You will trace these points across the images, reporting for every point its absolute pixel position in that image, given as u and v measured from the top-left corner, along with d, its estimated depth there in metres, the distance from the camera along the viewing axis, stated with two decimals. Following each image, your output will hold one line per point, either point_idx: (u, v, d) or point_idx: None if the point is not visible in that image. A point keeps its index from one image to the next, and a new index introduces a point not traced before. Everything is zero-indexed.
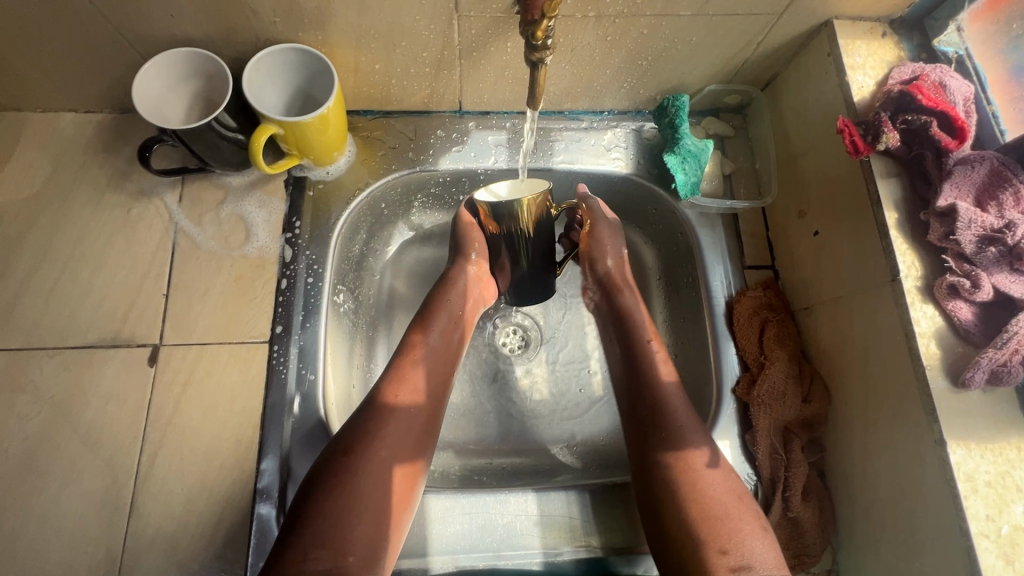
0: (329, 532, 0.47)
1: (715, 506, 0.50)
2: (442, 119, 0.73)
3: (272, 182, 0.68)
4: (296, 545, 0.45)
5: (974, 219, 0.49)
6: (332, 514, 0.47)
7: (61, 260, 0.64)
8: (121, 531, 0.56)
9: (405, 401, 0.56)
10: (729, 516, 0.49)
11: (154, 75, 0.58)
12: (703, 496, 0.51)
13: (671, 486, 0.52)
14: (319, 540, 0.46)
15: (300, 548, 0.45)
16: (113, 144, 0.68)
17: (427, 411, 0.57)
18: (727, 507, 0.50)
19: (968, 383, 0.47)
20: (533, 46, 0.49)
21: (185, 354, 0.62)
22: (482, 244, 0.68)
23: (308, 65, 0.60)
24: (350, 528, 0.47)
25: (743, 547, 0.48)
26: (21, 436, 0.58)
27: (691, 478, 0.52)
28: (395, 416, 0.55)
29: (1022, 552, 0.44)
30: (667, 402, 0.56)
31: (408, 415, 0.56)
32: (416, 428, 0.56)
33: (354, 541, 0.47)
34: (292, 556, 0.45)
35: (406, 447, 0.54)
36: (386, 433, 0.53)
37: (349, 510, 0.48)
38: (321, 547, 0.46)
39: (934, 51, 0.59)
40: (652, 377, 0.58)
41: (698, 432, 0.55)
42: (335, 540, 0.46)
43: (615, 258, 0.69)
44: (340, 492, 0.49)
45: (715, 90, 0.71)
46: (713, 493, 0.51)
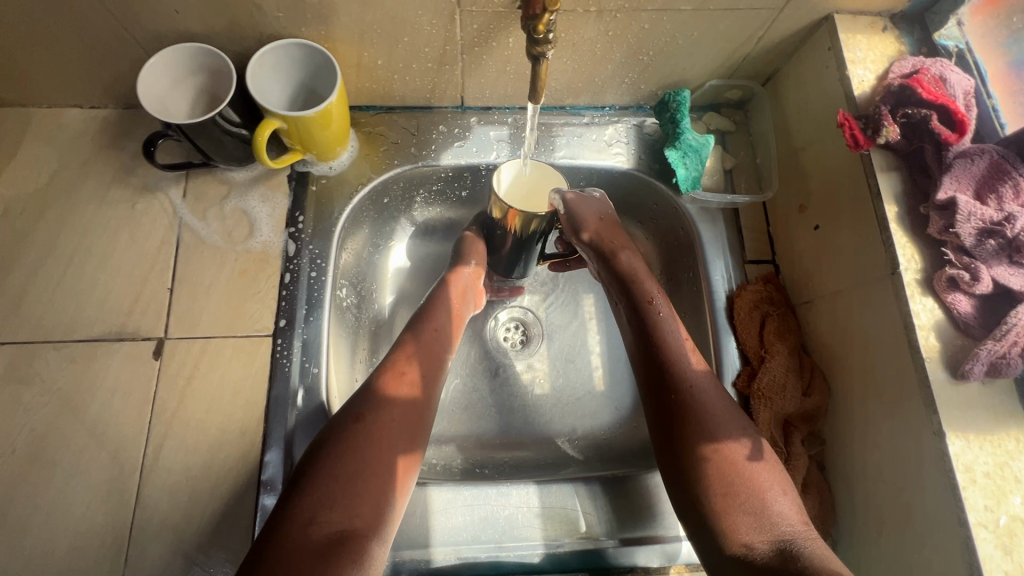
0: (336, 495, 0.48)
1: (755, 494, 0.50)
2: (444, 115, 0.74)
3: (275, 177, 0.69)
4: (303, 508, 0.47)
5: (974, 212, 0.50)
6: (339, 479, 0.49)
7: (66, 255, 0.65)
8: (127, 522, 0.56)
9: (408, 376, 0.58)
10: (765, 502, 0.49)
11: (158, 71, 0.58)
12: (742, 485, 0.50)
13: (707, 476, 0.51)
14: (326, 504, 0.47)
15: (307, 511, 0.47)
16: (117, 139, 0.69)
17: (427, 399, 0.58)
18: (764, 492, 0.50)
19: (967, 375, 0.48)
20: (534, 39, 0.49)
21: (190, 347, 0.62)
22: (482, 251, 0.72)
23: (310, 60, 0.61)
24: (355, 491, 0.49)
25: (784, 531, 0.48)
26: (28, 428, 0.58)
27: (728, 469, 0.51)
28: (397, 408, 0.55)
29: (1019, 542, 0.44)
30: (696, 393, 0.55)
31: (410, 390, 0.57)
32: (414, 411, 0.56)
33: (359, 506, 0.49)
34: (301, 518, 0.46)
35: (406, 429, 0.55)
36: (390, 418, 0.54)
37: (354, 476, 0.49)
38: (328, 510, 0.47)
39: (934, 45, 0.59)
40: (677, 368, 0.56)
41: (735, 425, 0.54)
42: (341, 504, 0.48)
43: (601, 219, 0.66)
44: (343, 457, 0.50)
45: (716, 85, 0.71)
46: (750, 481, 0.50)
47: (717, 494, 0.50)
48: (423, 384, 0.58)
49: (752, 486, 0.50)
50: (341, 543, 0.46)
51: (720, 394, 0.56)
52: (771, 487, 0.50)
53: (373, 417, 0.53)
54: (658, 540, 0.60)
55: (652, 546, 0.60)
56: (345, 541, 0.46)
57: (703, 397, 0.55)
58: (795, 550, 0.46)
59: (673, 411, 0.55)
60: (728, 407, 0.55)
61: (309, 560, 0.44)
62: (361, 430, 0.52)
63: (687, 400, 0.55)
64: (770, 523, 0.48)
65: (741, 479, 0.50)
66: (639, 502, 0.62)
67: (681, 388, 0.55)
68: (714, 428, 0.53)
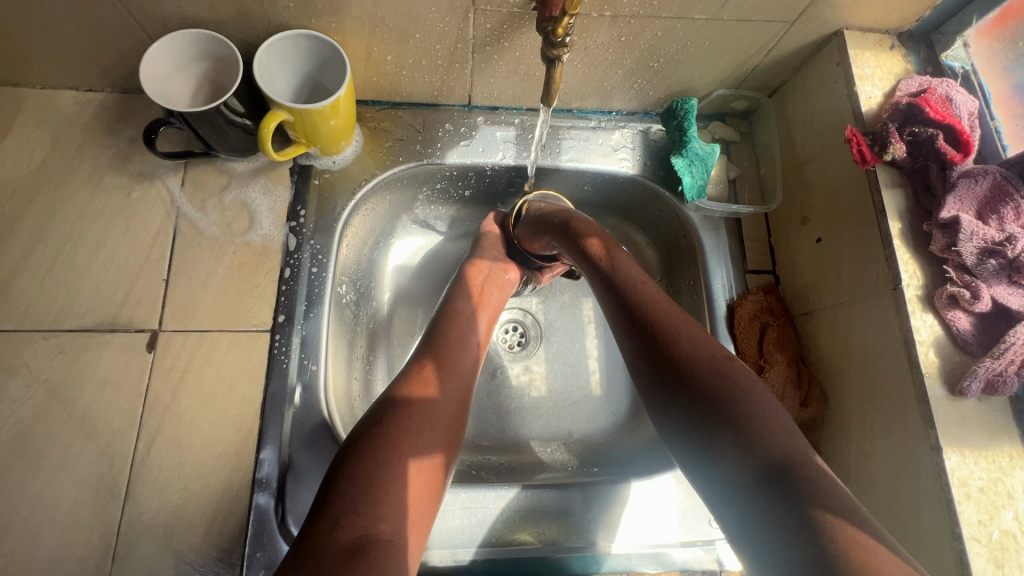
0: (359, 499, 0.44)
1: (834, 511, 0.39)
2: (451, 113, 0.73)
3: (276, 169, 0.68)
4: (331, 513, 0.43)
5: (976, 231, 0.50)
6: (363, 480, 0.45)
7: (58, 241, 0.63)
8: (116, 518, 0.55)
9: (438, 393, 0.55)
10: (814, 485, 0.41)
11: (161, 57, 0.56)
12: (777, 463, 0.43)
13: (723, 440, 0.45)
14: (350, 508, 0.44)
15: (332, 517, 0.43)
16: (113, 124, 0.67)
17: (450, 378, 0.56)
18: (775, 426, 0.44)
19: (965, 392, 0.48)
20: (552, 42, 0.49)
21: (185, 340, 0.61)
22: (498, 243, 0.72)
23: (319, 52, 0.60)
24: (380, 494, 0.45)
25: (809, 471, 0.41)
26: (14, 419, 0.57)
27: (725, 412, 0.46)
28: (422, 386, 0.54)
29: (1011, 556, 0.45)
30: (676, 336, 0.52)
31: (444, 398, 0.55)
32: (447, 391, 0.55)
33: (387, 507, 0.45)
34: (326, 522, 0.43)
35: (443, 415, 0.53)
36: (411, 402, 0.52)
37: (378, 476, 0.46)
38: (354, 515, 0.43)
39: (940, 65, 0.60)
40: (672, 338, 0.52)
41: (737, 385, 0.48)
42: (367, 507, 0.44)
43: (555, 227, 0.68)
44: (365, 459, 0.47)
45: (723, 95, 0.71)
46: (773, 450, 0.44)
47: (715, 438, 0.46)
48: (456, 393, 0.56)
49: (747, 417, 0.45)
50: (365, 547, 0.41)
51: (704, 335, 0.52)
52: (773, 414, 0.45)
53: (402, 418, 0.51)
54: (654, 546, 0.61)
55: (647, 550, 0.61)
56: (371, 544, 0.42)
57: (685, 340, 0.51)
58: (800, 486, 0.40)
59: (658, 363, 0.51)
60: (712, 348, 0.50)
61: (335, 567, 0.40)
62: (378, 430, 0.49)
63: (669, 350, 0.51)
64: (770, 442, 0.43)
65: (733, 415, 0.45)
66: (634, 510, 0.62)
67: (662, 337, 0.52)
68: (698, 371, 0.49)
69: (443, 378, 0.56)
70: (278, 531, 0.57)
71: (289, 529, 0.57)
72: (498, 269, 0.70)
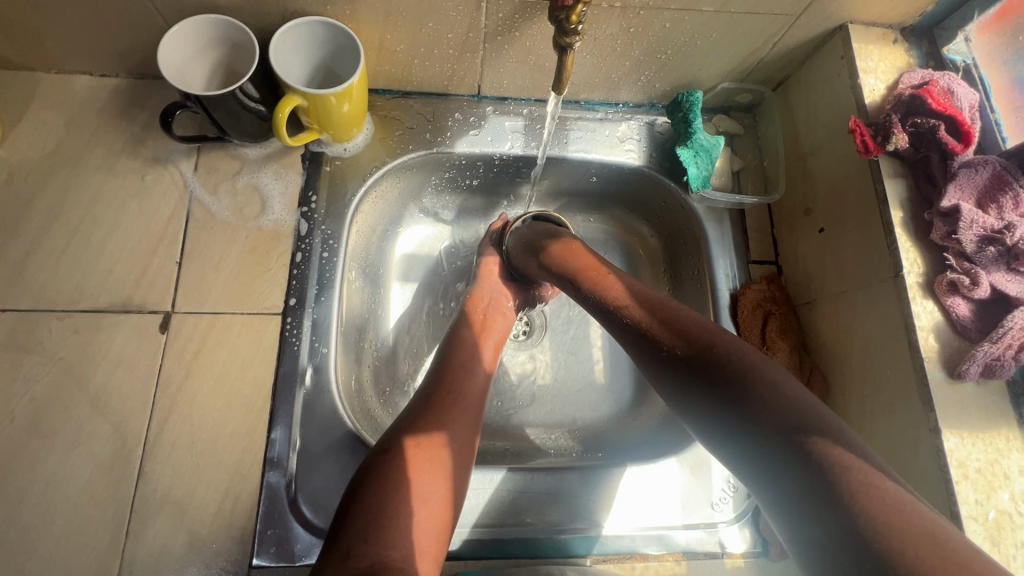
0: (370, 526, 0.44)
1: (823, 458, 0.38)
2: (460, 103, 0.74)
3: (289, 155, 0.69)
4: (341, 544, 0.43)
5: (976, 219, 0.51)
6: (372, 510, 0.46)
7: (72, 223, 0.63)
8: (129, 495, 0.56)
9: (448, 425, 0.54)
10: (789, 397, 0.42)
11: (178, 41, 0.57)
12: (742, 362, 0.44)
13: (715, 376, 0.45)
14: (362, 536, 0.44)
15: (341, 548, 0.43)
16: (127, 109, 0.68)
17: (459, 402, 0.56)
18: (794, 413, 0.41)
19: (964, 375, 0.50)
20: (564, 30, 0.51)
21: (197, 322, 0.62)
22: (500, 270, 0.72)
23: (333, 39, 0.60)
24: (389, 521, 0.45)
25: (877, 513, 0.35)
26: (29, 396, 0.57)
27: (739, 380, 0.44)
28: (430, 413, 0.54)
29: (1007, 534, 0.47)
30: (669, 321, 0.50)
31: (455, 426, 0.54)
32: (462, 417, 0.56)
33: (396, 538, 0.44)
34: (340, 552, 0.43)
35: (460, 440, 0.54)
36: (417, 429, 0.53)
37: (386, 504, 0.46)
38: (366, 542, 0.43)
39: (942, 59, 0.62)
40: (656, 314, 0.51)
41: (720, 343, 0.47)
42: (377, 535, 0.44)
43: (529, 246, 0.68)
44: (375, 485, 0.47)
45: (727, 88, 0.73)
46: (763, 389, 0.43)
47: (732, 429, 0.43)
48: (466, 424, 0.55)
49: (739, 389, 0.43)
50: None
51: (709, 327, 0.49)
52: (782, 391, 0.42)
53: (408, 450, 0.50)
54: (657, 529, 0.62)
55: (650, 533, 0.62)
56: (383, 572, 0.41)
57: (683, 326, 0.49)
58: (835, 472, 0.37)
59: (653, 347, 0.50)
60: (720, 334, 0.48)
61: None
62: (389, 458, 0.50)
63: (679, 340, 0.48)
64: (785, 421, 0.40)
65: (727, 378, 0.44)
66: (634, 493, 0.63)
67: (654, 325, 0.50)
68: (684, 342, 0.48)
69: (452, 408, 0.55)
70: (288, 508, 0.58)
71: (299, 507, 0.58)
72: (498, 296, 0.70)
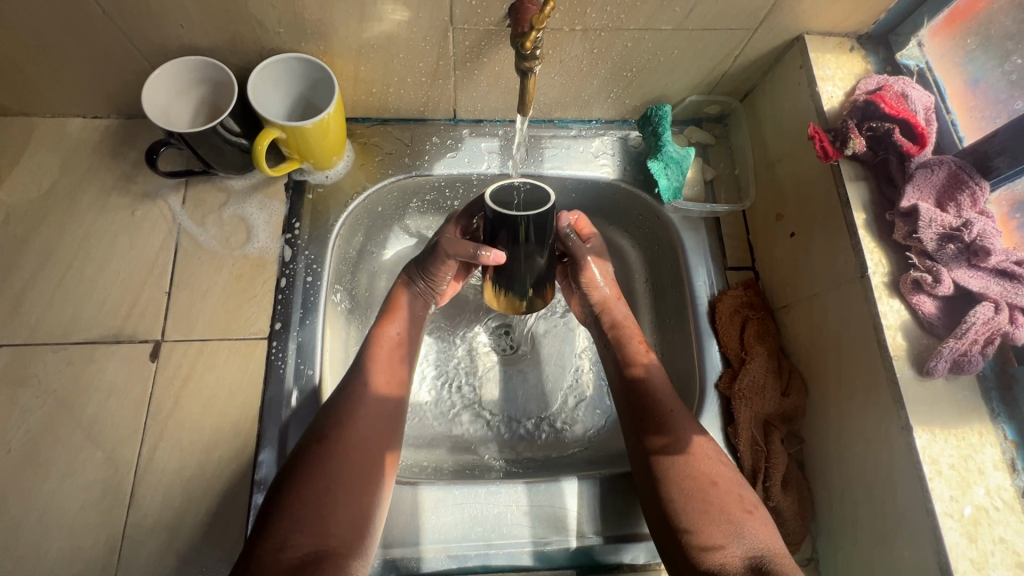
0: (307, 518, 0.51)
1: (715, 505, 0.53)
2: (437, 127, 0.76)
3: (273, 185, 0.71)
4: (277, 533, 0.49)
5: (934, 218, 0.53)
6: (304, 497, 0.52)
7: (66, 259, 0.66)
8: (121, 521, 0.57)
9: (362, 414, 0.58)
10: (724, 521, 0.53)
11: (162, 82, 0.60)
12: (687, 467, 0.56)
13: (673, 448, 0.57)
14: (297, 525, 0.50)
15: (279, 536, 0.49)
16: (119, 148, 0.71)
17: (381, 404, 0.60)
18: (729, 493, 0.54)
19: (932, 371, 0.50)
20: (522, 56, 0.54)
21: (186, 350, 0.64)
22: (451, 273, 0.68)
23: (309, 73, 0.63)
24: (327, 511, 0.52)
25: (756, 548, 0.51)
26: (24, 428, 0.59)
27: (691, 434, 0.58)
28: (355, 405, 0.58)
29: (983, 530, 0.47)
30: (651, 394, 0.61)
31: (371, 422, 0.58)
32: (386, 414, 0.60)
33: (332, 536, 0.51)
34: (273, 543, 0.48)
35: (382, 433, 0.58)
36: (340, 419, 0.57)
37: (323, 495, 0.52)
38: (302, 533, 0.50)
39: (897, 64, 0.64)
40: (645, 383, 0.62)
41: (693, 423, 0.59)
42: (314, 525, 0.50)
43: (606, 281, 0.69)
44: (308, 478, 0.53)
45: (696, 101, 0.75)
46: (698, 471, 0.56)
47: (666, 471, 0.56)
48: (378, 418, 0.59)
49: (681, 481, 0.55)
50: (314, 562, 0.48)
51: (687, 412, 0.60)
52: (708, 478, 0.55)
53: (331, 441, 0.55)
54: (644, 539, 0.62)
55: (637, 540, 0.62)
56: (319, 559, 0.49)
57: (658, 398, 0.60)
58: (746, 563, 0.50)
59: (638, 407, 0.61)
60: (682, 413, 0.60)
61: None
62: (319, 449, 0.55)
63: (647, 408, 0.60)
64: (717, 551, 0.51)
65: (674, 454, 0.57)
66: (618, 503, 0.64)
67: (643, 393, 0.61)
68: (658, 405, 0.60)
69: (364, 402, 0.59)
70: None
71: None
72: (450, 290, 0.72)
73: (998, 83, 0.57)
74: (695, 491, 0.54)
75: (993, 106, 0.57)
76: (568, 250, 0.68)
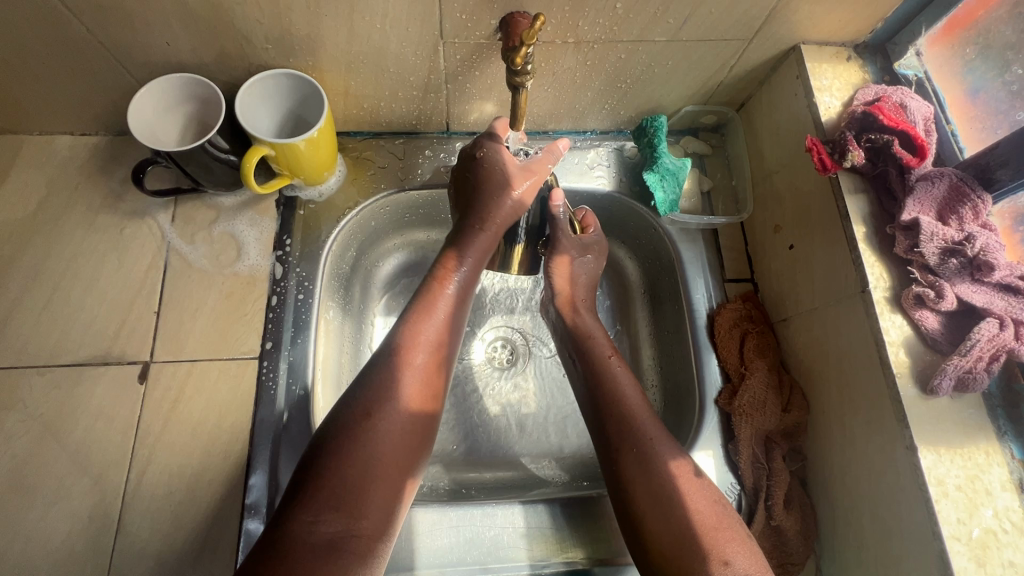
0: (342, 496, 0.46)
1: (699, 528, 0.49)
2: (430, 140, 0.75)
3: (263, 202, 0.70)
4: (307, 508, 0.45)
5: (936, 232, 0.52)
6: (343, 468, 0.47)
7: (53, 279, 0.65)
8: (108, 548, 0.56)
9: (410, 388, 0.53)
10: (710, 543, 0.49)
11: (148, 100, 0.59)
12: (666, 486, 0.52)
13: (648, 467, 0.53)
14: (333, 502, 0.46)
15: (312, 510, 0.45)
16: (107, 166, 0.70)
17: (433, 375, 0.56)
18: (711, 514, 0.51)
19: (936, 390, 0.49)
20: (513, 71, 0.53)
21: (175, 371, 0.63)
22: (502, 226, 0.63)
23: (298, 89, 0.62)
24: (364, 490, 0.47)
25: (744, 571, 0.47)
26: (10, 453, 0.58)
27: (664, 451, 0.54)
28: (407, 375, 0.54)
29: (992, 554, 0.45)
30: (620, 411, 0.57)
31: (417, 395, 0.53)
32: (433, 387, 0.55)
33: (364, 516, 0.47)
34: (305, 517, 0.45)
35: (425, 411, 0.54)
36: (390, 389, 0.52)
37: (363, 472, 0.48)
38: (334, 511, 0.46)
39: (895, 74, 0.63)
40: (614, 398, 0.58)
41: (665, 440, 0.55)
42: (348, 504, 0.46)
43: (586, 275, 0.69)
44: (350, 450, 0.48)
45: (692, 111, 0.74)
46: (676, 490, 0.51)
47: (644, 491, 0.52)
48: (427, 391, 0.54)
49: (660, 500, 0.51)
50: (343, 545, 0.45)
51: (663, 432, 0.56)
52: (688, 497, 0.51)
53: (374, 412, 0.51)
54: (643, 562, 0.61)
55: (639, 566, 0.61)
56: (348, 542, 0.45)
57: (627, 413, 0.57)
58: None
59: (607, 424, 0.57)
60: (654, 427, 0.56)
61: (310, 563, 0.43)
62: (366, 421, 0.50)
63: (618, 425, 0.56)
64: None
65: (649, 472, 0.53)
66: (614, 524, 0.62)
67: (612, 409, 0.57)
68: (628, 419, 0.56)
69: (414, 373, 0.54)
70: None
71: None
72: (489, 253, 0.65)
73: (999, 93, 0.56)
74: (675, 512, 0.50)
75: (994, 116, 0.56)
76: (556, 228, 0.67)
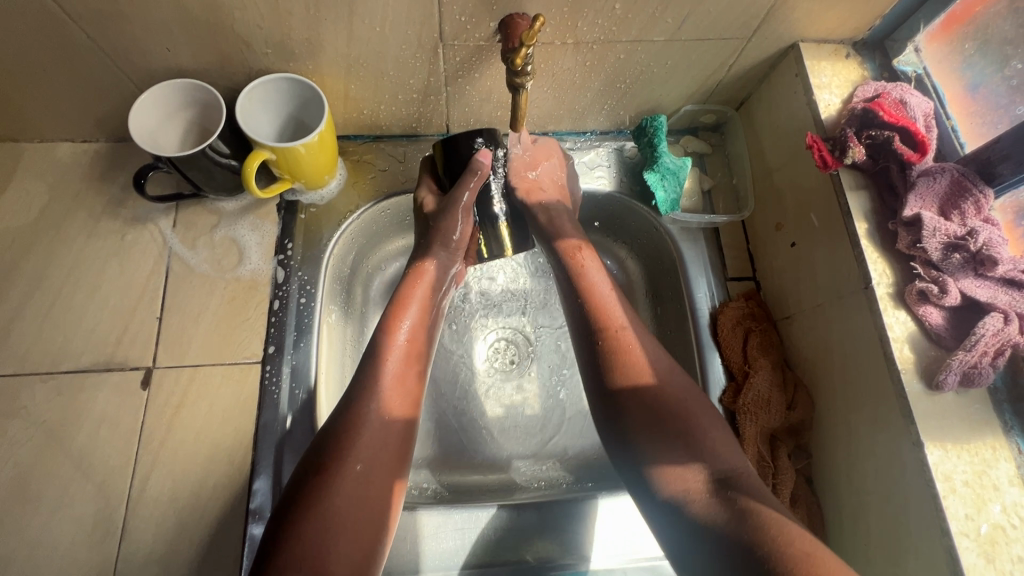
0: (307, 556, 0.45)
1: (674, 424, 0.53)
2: (430, 143, 0.76)
3: (264, 206, 0.70)
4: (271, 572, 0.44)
5: (938, 227, 0.52)
6: (305, 525, 0.46)
7: (55, 286, 0.65)
8: (112, 555, 0.56)
9: (369, 433, 0.53)
10: (687, 440, 0.52)
11: (149, 105, 0.60)
12: (643, 391, 0.55)
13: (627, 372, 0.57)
14: (295, 561, 0.44)
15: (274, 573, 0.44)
16: (108, 172, 0.70)
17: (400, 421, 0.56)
18: (685, 408, 0.54)
19: (942, 385, 0.49)
20: (514, 72, 0.53)
21: (178, 377, 0.62)
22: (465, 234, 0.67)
23: (298, 93, 0.62)
24: (329, 547, 0.46)
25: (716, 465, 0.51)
26: (13, 460, 0.58)
27: (639, 355, 0.57)
28: (366, 424, 0.53)
29: (1001, 550, 0.45)
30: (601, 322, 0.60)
31: (377, 441, 0.53)
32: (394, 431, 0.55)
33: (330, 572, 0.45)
34: None
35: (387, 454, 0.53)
36: (353, 441, 0.52)
37: (325, 530, 0.47)
38: (298, 570, 0.44)
39: (894, 70, 0.63)
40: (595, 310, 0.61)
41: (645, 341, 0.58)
42: (311, 563, 0.45)
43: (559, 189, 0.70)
44: (311, 512, 0.47)
45: (691, 110, 0.74)
46: (652, 393, 0.55)
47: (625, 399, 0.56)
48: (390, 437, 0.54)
49: (636, 406, 0.55)
50: None
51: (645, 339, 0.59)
52: (663, 399, 0.54)
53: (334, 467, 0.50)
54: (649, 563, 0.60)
55: (642, 564, 0.61)
56: None
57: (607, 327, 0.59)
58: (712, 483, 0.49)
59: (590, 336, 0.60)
60: (634, 331, 0.59)
61: None
62: (324, 475, 0.49)
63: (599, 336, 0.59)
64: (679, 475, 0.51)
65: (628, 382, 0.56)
66: (618, 524, 0.62)
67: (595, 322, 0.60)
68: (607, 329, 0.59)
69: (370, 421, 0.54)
70: None
71: None
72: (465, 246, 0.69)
73: (999, 88, 0.56)
74: (651, 411, 0.54)
75: (993, 111, 0.56)
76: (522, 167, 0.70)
